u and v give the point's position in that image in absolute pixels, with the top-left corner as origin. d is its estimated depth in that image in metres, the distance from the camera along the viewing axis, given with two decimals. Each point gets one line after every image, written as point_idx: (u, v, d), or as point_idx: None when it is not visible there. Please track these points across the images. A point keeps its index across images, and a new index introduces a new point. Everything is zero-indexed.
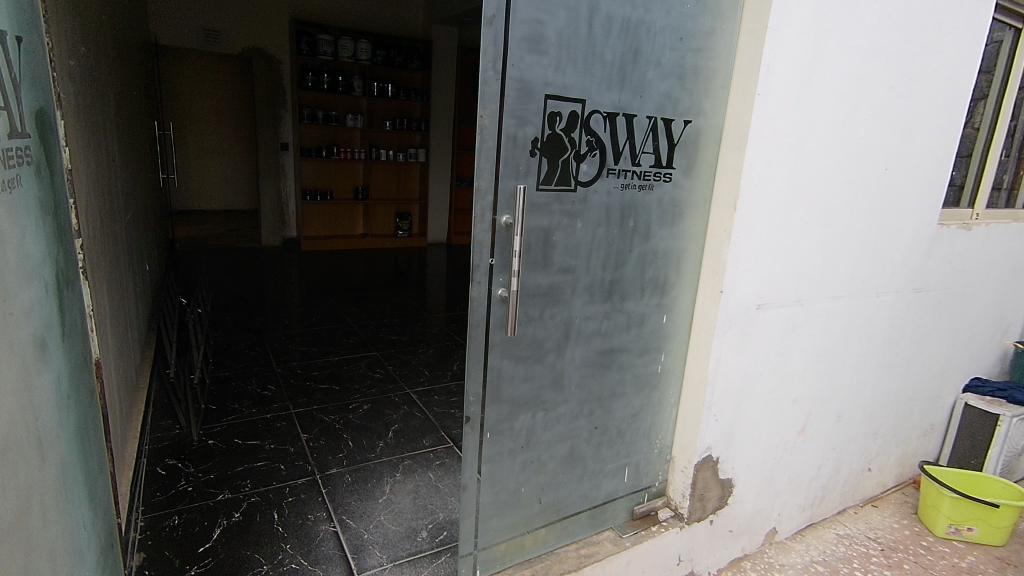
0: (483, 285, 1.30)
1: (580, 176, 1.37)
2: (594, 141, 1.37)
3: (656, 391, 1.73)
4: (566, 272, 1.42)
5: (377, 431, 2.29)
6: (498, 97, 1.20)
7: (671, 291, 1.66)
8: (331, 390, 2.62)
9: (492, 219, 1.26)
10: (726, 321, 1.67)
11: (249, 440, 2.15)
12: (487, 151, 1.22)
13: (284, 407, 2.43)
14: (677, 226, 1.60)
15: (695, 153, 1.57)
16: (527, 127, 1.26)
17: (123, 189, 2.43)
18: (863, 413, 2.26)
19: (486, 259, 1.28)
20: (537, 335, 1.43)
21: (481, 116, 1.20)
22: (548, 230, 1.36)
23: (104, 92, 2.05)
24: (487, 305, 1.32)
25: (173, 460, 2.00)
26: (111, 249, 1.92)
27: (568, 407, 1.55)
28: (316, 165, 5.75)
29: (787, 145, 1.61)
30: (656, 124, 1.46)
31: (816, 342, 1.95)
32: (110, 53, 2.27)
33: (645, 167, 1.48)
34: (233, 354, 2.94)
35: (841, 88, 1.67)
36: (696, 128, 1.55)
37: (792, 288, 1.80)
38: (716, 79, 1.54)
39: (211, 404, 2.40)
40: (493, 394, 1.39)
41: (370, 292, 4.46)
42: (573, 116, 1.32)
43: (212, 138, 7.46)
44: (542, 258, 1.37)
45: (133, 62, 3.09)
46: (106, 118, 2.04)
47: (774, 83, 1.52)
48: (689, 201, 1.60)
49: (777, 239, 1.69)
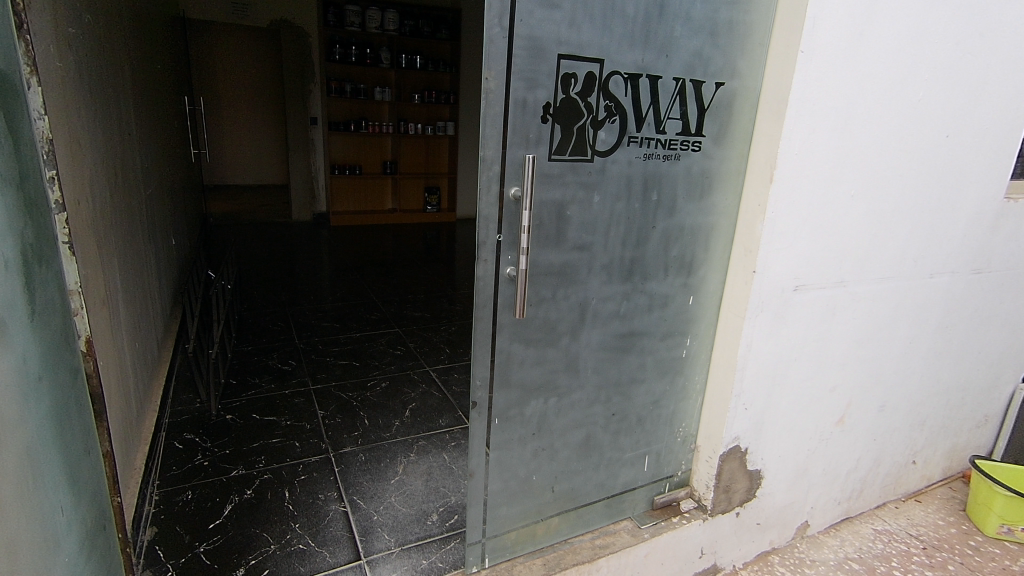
0: (490, 263, 1.21)
1: (598, 145, 1.25)
2: (616, 107, 1.24)
3: (680, 376, 1.63)
4: (582, 249, 1.32)
5: (394, 409, 2.25)
6: (505, 59, 1.10)
7: (698, 271, 1.54)
8: (350, 366, 2.61)
9: (500, 192, 1.17)
10: (759, 304, 1.53)
11: (266, 416, 2.16)
12: (493, 116, 1.12)
13: (303, 383, 2.43)
14: (706, 200, 1.47)
15: (728, 119, 1.42)
16: (538, 91, 1.15)
17: (145, 165, 2.43)
18: (909, 404, 2.10)
19: (493, 234, 1.19)
20: (550, 316, 1.33)
21: (486, 78, 1.10)
22: (561, 204, 1.26)
23: (117, 63, 2.01)
24: (494, 285, 1.24)
25: (191, 435, 2.01)
26: (127, 226, 1.93)
27: (584, 393, 1.46)
28: (344, 139, 5.71)
29: (832, 109, 1.45)
30: (684, 87, 1.33)
31: (859, 326, 1.80)
32: (127, 27, 2.25)
33: (671, 134, 1.35)
34: (256, 329, 2.95)
35: (896, 46, 1.50)
36: (730, 91, 1.40)
37: (834, 268, 1.65)
38: (753, 36, 1.39)
39: (232, 378, 2.42)
40: (502, 378, 1.32)
41: (397, 268, 4.44)
42: (590, 78, 1.19)
43: (244, 112, 7.51)
44: (554, 234, 1.27)
45: (155, 32, 3.07)
46: (122, 95, 2.03)
47: (820, 40, 1.36)
48: (719, 172, 1.46)
49: (818, 214, 1.54)
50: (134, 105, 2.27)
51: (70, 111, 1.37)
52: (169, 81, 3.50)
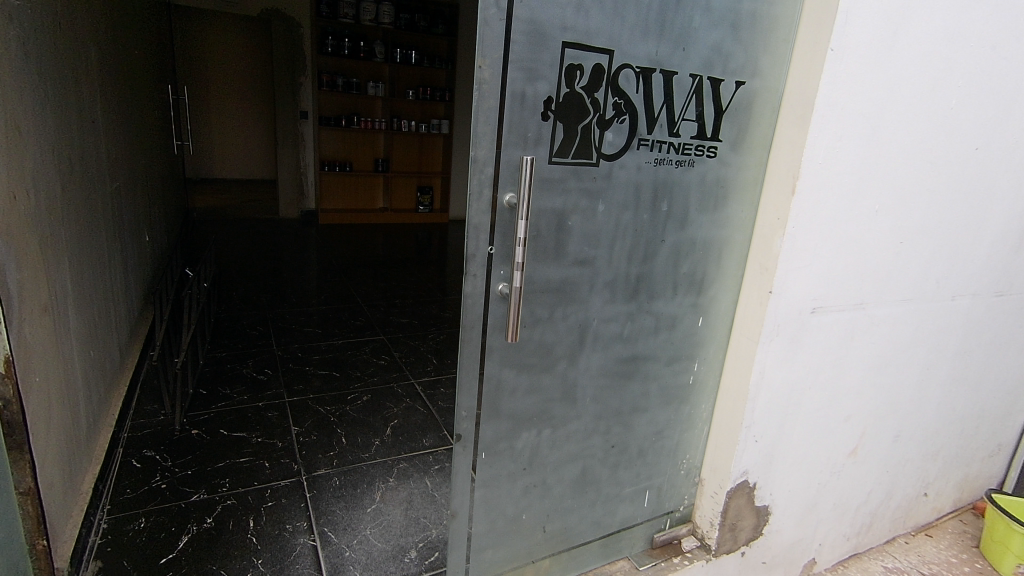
0: (480, 279, 1.06)
1: (604, 147, 1.10)
2: (625, 105, 1.10)
3: (686, 404, 1.48)
4: (584, 264, 1.17)
5: (374, 426, 2.10)
6: (501, 45, 0.95)
7: (709, 290, 1.39)
8: (330, 377, 2.45)
9: (492, 198, 1.02)
10: (774, 328, 1.39)
11: (235, 432, 2.00)
12: (486, 111, 0.97)
13: (278, 396, 2.27)
14: (720, 212, 1.32)
15: (747, 122, 1.28)
16: (539, 83, 1.00)
17: (117, 156, 2.26)
18: (923, 434, 1.96)
19: (483, 246, 1.04)
20: (546, 339, 1.18)
21: (480, 66, 0.94)
22: (562, 213, 1.11)
23: (82, 44, 1.84)
24: (483, 304, 1.09)
25: (151, 452, 1.85)
26: (86, 223, 1.77)
27: (581, 423, 1.31)
28: (336, 134, 5.54)
29: (861, 114, 1.31)
30: (702, 84, 1.18)
31: (878, 351, 1.65)
32: (99, 6, 2.09)
33: (685, 138, 1.20)
34: (232, 333, 2.78)
35: (932, 45, 1.35)
36: (751, 91, 1.26)
37: (854, 287, 1.50)
38: (778, 30, 1.25)
39: (201, 388, 2.25)
40: (490, 408, 1.17)
41: (386, 270, 4.27)
42: (598, 70, 1.05)
43: (234, 104, 7.31)
44: (553, 248, 1.12)
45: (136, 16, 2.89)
46: (89, 79, 1.87)
47: (853, 37, 1.22)
48: (735, 181, 1.32)
49: (841, 230, 1.39)
50: (104, 91, 2.11)
51: (8, 91, 1.21)
52: (150, 68, 3.32)
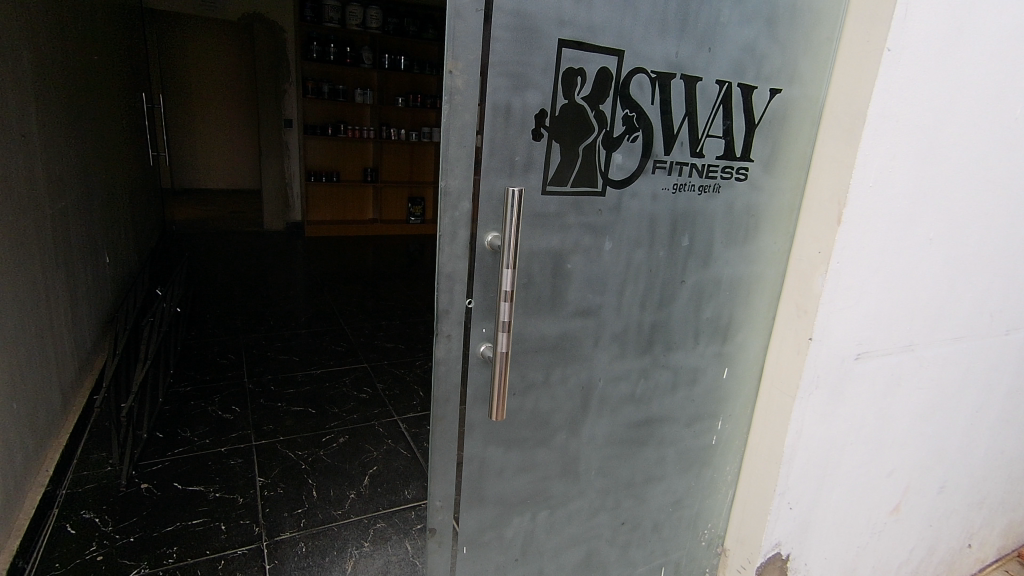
0: (456, 341, 0.84)
1: (612, 172, 0.88)
2: (639, 120, 0.88)
3: (707, 468, 1.26)
4: (586, 315, 0.95)
5: (350, 476, 1.87)
6: (478, 45, 0.73)
7: (736, 336, 1.17)
8: (305, 415, 2.22)
9: (471, 240, 0.80)
10: (812, 381, 1.17)
11: (191, 485, 1.77)
12: (461, 130, 0.75)
13: (244, 439, 2.03)
14: (750, 245, 1.10)
15: (783, 137, 1.06)
16: (530, 93, 0.78)
17: (64, 174, 2.02)
18: (970, 482, 1.73)
19: (460, 300, 0.82)
20: (541, 407, 0.96)
21: (451, 71, 0.72)
22: (559, 255, 0.89)
23: (13, 48, 1.61)
24: (462, 371, 0.86)
25: (91, 514, 1.62)
26: (9, 253, 1.51)
27: (585, 501, 1.08)
28: (323, 143, 5.32)
29: (917, 127, 1.09)
30: (731, 93, 0.96)
31: (927, 398, 1.41)
32: (41, 5, 1.86)
33: (711, 158, 0.98)
34: (200, 363, 2.55)
35: (997, 45, 1.13)
36: (787, 100, 1.04)
37: (903, 327, 1.27)
38: (820, 27, 1.03)
39: (158, 432, 2.02)
40: (472, 494, 0.94)
41: (373, 286, 4.03)
42: (605, 76, 0.83)
43: (219, 112, 7.09)
44: (549, 297, 0.90)
45: (98, 20, 2.67)
46: (19, 87, 1.62)
47: (912, 35, 1.00)
48: (768, 208, 1.10)
49: (890, 263, 1.17)
50: (46, 101, 1.87)
51: None
52: (119, 76, 3.10)
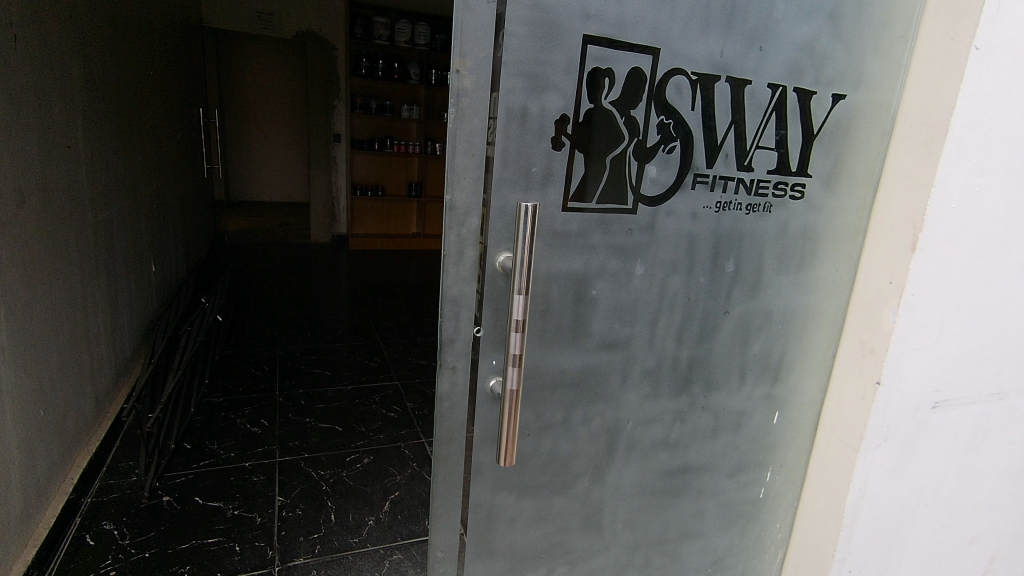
0: (462, 374, 0.75)
1: (645, 187, 0.78)
2: (676, 127, 0.77)
3: (752, 523, 1.11)
4: (612, 348, 0.85)
5: (371, 501, 1.80)
6: (490, 41, 0.64)
7: (788, 376, 1.03)
8: (331, 432, 2.17)
9: (480, 261, 0.71)
10: (879, 431, 1.02)
11: (211, 501, 1.74)
12: (470, 137, 0.66)
13: (269, 454, 2.00)
14: (807, 272, 0.97)
15: (847, 150, 0.93)
16: (550, 97, 0.69)
17: (111, 184, 2.06)
18: None
19: (466, 328, 0.73)
20: (558, 450, 0.86)
21: (458, 70, 0.64)
22: (582, 280, 0.79)
23: (64, 60, 1.64)
24: (468, 408, 0.77)
25: (111, 525, 1.60)
26: (48, 261, 1.52)
27: (609, 556, 0.97)
28: (370, 158, 5.40)
29: (1010, 141, 0.93)
30: (786, 99, 0.84)
31: (1018, 454, 1.21)
32: (94, 20, 1.90)
33: (761, 173, 0.86)
34: (235, 374, 2.56)
35: None
36: (853, 107, 0.91)
37: (990, 373, 1.09)
38: (894, 24, 0.90)
39: (186, 442, 2.01)
40: (479, 545, 0.84)
41: (411, 301, 4.01)
42: (637, 77, 0.73)
43: (274, 127, 7.36)
44: (570, 328, 0.80)
45: (155, 37, 2.76)
46: (67, 97, 1.65)
47: (1005, 33, 0.86)
48: (828, 231, 0.96)
49: (976, 297, 1.01)
50: (96, 113, 1.92)
51: None
52: (176, 91, 3.21)
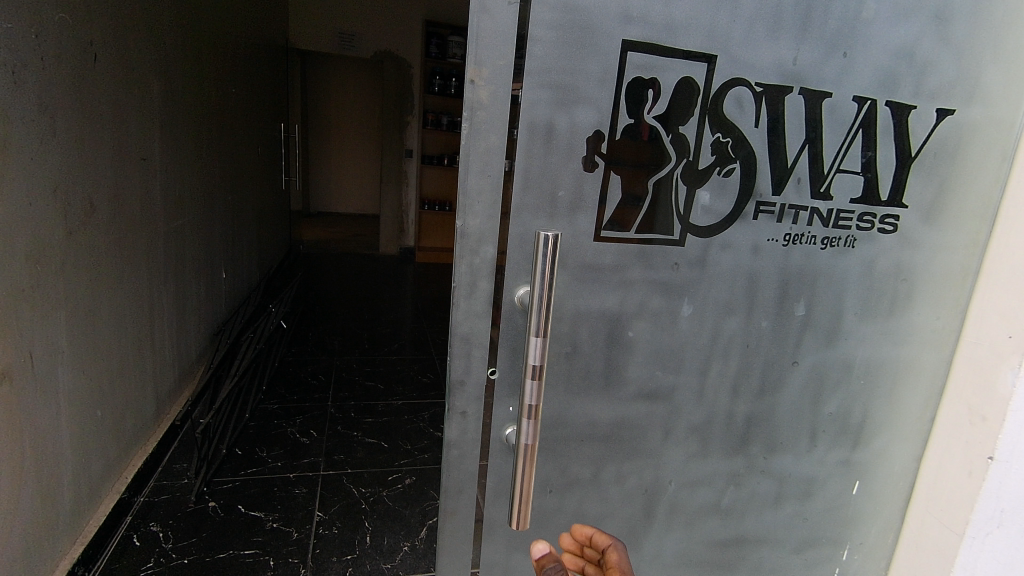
0: (474, 420, 0.67)
1: (695, 215, 0.67)
2: (735, 147, 0.66)
3: None
4: (652, 399, 0.73)
5: (408, 524, 1.74)
6: (511, 48, 0.57)
7: (872, 441, 0.87)
8: (377, 448, 2.15)
9: (495, 296, 0.63)
10: (990, 517, 0.85)
11: (252, 511, 1.74)
12: (485, 157, 0.58)
13: (314, 466, 2.00)
14: (900, 320, 0.81)
15: (955, 175, 0.77)
16: (581, 111, 0.60)
17: (185, 194, 2.16)
18: None
19: (478, 370, 0.65)
20: (585, 511, 0.75)
21: (474, 81, 0.56)
22: (617, 321, 0.69)
23: (144, 77, 1.73)
24: (480, 458, 0.68)
25: (157, 527, 1.63)
26: (116, 267, 1.59)
27: None
28: (439, 173, 5.48)
29: None
30: (876, 114, 0.70)
31: None
32: (177, 40, 2.01)
33: (842, 201, 0.73)
34: (292, 382, 2.61)
35: None
36: (965, 124, 0.75)
37: None
38: (1020, 24, 0.74)
39: (238, 449, 2.05)
40: None
41: None
42: (688, 88, 0.62)
43: (353, 143, 7.68)
44: (601, 374, 0.70)
45: (240, 57, 2.92)
46: (145, 112, 1.74)
47: None
48: (929, 272, 0.80)
49: None
50: (175, 128, 2.02)
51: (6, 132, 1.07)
52: (258, 109, 3.39)
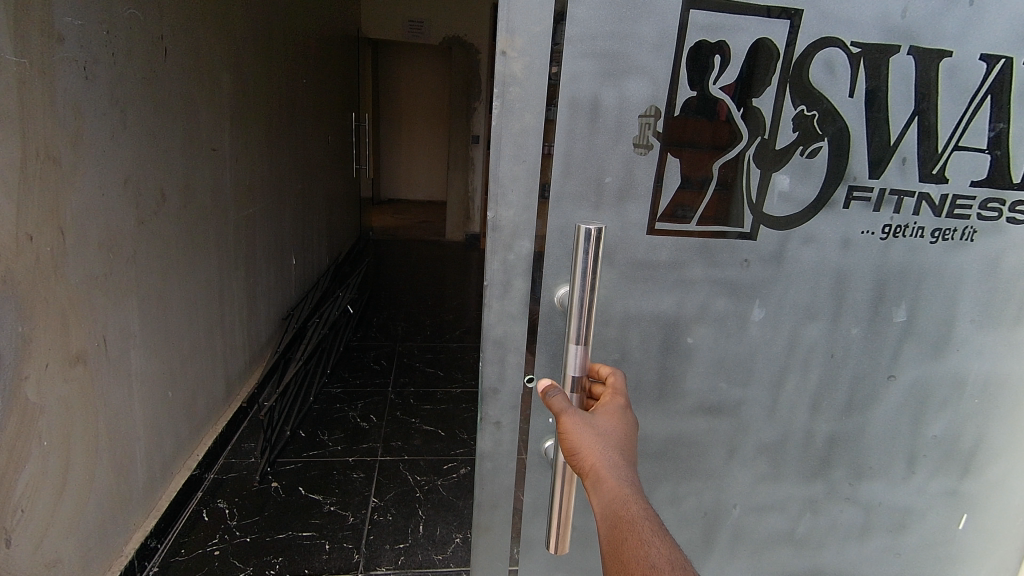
0: (508, 431, 0.61)
1: (771, 203, 0.57)
2: (822, 121, 0.55)
3: None
4: (714, 414, 0.64)
5: (461, 516, 1.73)
6: (549, 13, 0.49)
7: (987, 470, 0.73)
8: (434, 436, 2.15)
9: (531, 296, 0.56)
10: None
11: (312, 493, 1.78)
12: (519, 140, 0.51)
13: (372, 451, 2.03)
14: None
15: None
16: (632, 84, 0.51)
17: (255, 184, 2.23)
18: None
19: (511, 376, 0.58)
20: None
21: (506, 52, 0.50)
22: (673, 326, 0.60)
23: (214, 70, 1.78)
24: (515, 472, 0.62)
25: (224, 503, 1.70)
26: (188, 254, 1.65)
27: None
28: None
29: None
30: (1010, 76, 0.57)
31: None
32: (248, 33, 2.06)
33: (960, 184, 0.60)
34: (355, 367, 2.66)
35: None
36: None
37: None
38: None
39: (302, 431, 2.11)
40: None
41: None
42: (764, 51, 0.52)
43: (423, 130, 7.78)
44: (654, 385, 0.62)
45: (311, 48, 2.98)
46: (216, 104, 1.79)
47: None
48: None
49: None
50: (245, 119, 2.08)
51: (77, 125, 1.11)
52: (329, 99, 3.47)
